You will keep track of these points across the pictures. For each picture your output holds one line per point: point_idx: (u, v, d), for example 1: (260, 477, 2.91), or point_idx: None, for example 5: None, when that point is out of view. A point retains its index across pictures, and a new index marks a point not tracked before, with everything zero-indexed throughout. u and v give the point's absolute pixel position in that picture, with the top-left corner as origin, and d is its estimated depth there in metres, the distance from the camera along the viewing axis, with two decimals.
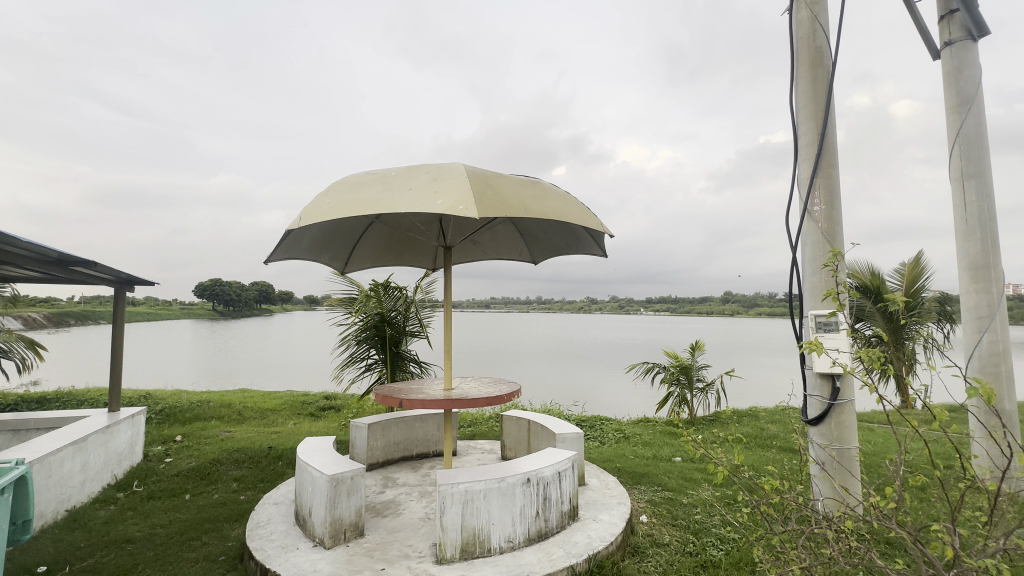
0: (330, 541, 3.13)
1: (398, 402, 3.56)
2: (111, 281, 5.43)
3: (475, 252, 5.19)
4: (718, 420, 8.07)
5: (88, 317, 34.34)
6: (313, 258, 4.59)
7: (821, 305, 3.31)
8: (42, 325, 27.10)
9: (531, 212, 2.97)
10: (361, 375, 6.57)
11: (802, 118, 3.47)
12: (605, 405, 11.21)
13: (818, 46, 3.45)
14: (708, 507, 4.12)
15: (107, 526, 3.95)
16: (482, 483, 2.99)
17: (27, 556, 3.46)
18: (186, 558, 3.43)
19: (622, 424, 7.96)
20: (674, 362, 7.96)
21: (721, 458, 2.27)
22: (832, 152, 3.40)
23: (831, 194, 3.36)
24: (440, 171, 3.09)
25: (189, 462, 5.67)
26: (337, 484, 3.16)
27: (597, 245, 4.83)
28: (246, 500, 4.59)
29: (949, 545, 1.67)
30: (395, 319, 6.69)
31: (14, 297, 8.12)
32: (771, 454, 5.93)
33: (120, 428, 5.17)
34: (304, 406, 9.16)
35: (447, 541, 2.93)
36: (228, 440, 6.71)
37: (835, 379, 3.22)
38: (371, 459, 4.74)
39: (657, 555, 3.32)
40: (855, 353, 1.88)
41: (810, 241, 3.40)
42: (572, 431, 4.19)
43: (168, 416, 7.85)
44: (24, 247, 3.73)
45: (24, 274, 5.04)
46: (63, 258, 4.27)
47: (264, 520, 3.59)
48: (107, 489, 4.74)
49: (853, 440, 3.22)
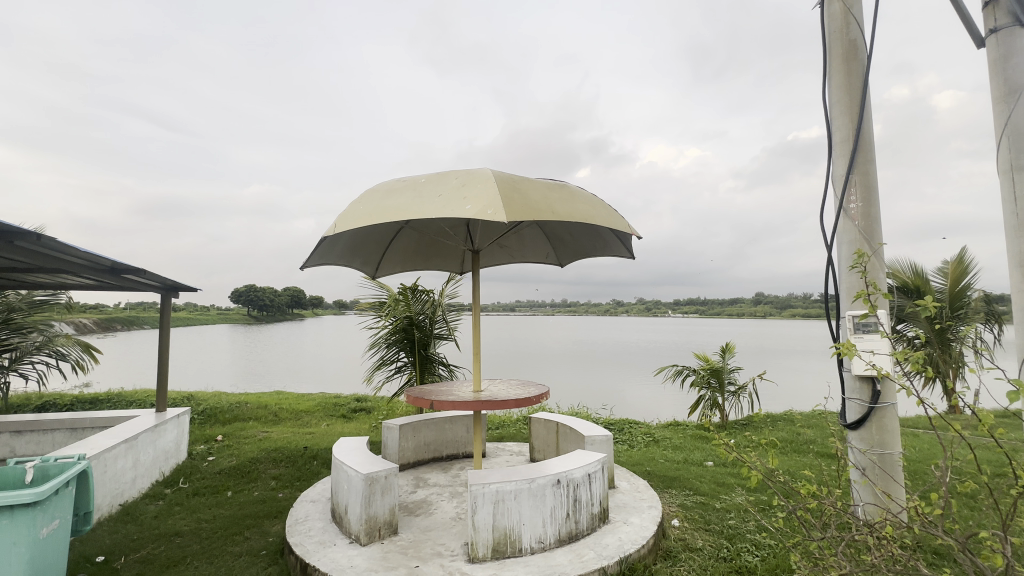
0: (366, 538, 3.22)
1: (430, 402, 3.66)
2: (159, 288, 5.75)
3: (502, 255, 5.24)
4: (750, 425, 7.89)
5: (133, 323, 36.01)
6: (346, 264, 4.76)
7: (857, 306, 3.22)
8: (92, 331, 28.73)
9: (559, 215, 3.02)
10: (391, 377, 6.71)
11: (836, 113, 3.38)
12: (633, 409, 11.12)
13: (852, 39, 3.37)
14: (742, 512, 4.05)
15: (157, 520, 4.17)
16: (513, 484, 3.02)
17: (86, 546, 3.68)
18: (230, 552, 3.59)
19: (649, 428, 7.85)
20: (704, 365, 7.80)
21: (755, 462, 2.25)
22: (867, 148, 3.31)
23: (868, 191, 3.27)
24: (468, 177, 3.16)
25: (231, 461, 5.92)
26: (372, 483, 3.25)
27: (624, 247, 4.79)
28: (284, 498, 4.76)
29: (1001, 554, 1.60)
30: (423, 322, 6.83)
31: (69, 304, 8.62)
32: (807, 460, 5.75)
33: (167, 427, 5.45)
34: (337, 408, 9.41)
35: (479, 541, 2.97)
36: (266, 440, 6.97)
37: (875, 382, 3.12)
38: (402, 459, 4.85)
39: (690, 559, 3.28)
40: (892, 355, 1.83)
41: (845, 239, 3.31)
42: (601, 433, 4.20)
43: (209, 416, 8.20)
44: (81, 255, 3.98)
45: (81, 281, 5.38)
46: (115, 266, 4.53)
47: (302, 516, 3.72)
48: (155, 485, 5.01)
49: (896, 446, 3.11)
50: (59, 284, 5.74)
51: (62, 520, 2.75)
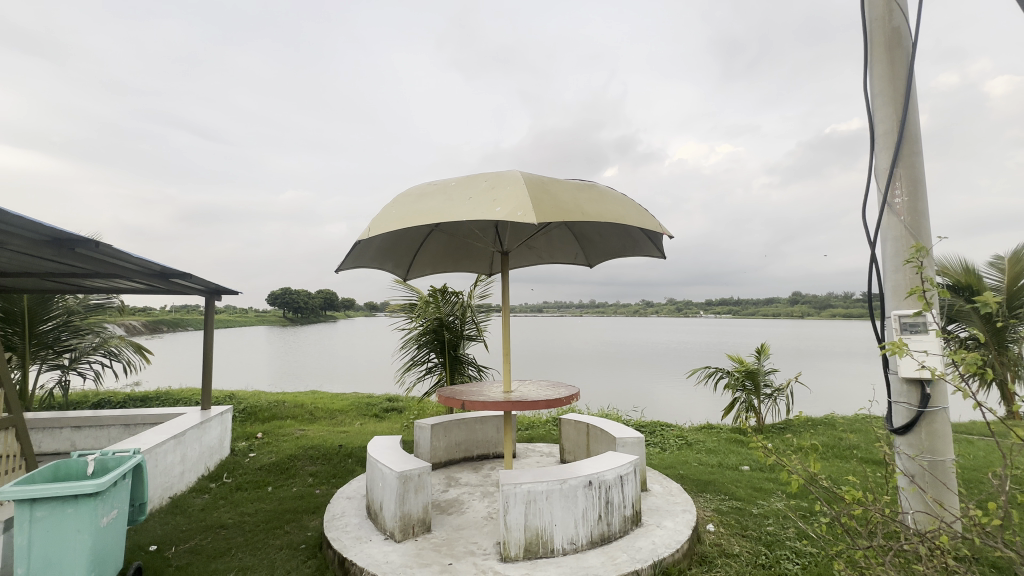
0: (400, 535, 3.29)
1: (461, 402, 3.70)
2: (203, 291, 6.03)
3: (531, 256, 5.26)
4: (789, 429, 7.62)
5: (178, 325, 37.75)
6: (378, 266, 4.87)
7: (904, 305, 3.08)
8: (141, 333, 30.30)
9: (588, 216, 3.01)
10: (422, 378, 6.81)
11: (879, 105, 3.24)
12: (665, 411, 10.92)
13: (895, 26, 3.22)
14: (782, 518, 3.93)
15: (204, 513, 4.37)
16: (544, 485, 3.02)
17: (140, 535, 3.90)
18: (271, 544, 3.73)
19: (682, 430, 7.70)
20: (739, 367, 7.59)
21: (796, 466, 2.20)
22: (913, 140, 3.16)
23: (914, 185, 3.12)
24: (497, 179, 3.18)
25: (271, 457, 6.15)
26: (406, 481, 3.31)
27: (655, 246, 4.72)
28: (321, 494, 4.90)
29: None
30: (453, 324, 6.91)
31: (121, 307, 9.14)
32: (851, 465, 5.52)
33: (211, 424, 5.71)
34: (369, 408, 9.62)
35: (511, 541, 2.99)
36: (303, 438, 7.20)
37: (925, 385, 2.97)
38: (434, 458, 4.92)
39: (726, 565, 3.20)
40: (945, 356, 1.75)
41: (891, 235, 3.16)
42: (633, 435, 4.16)
43: (249, 414, 8.53)
44: (134, 261, 4.22)
45: (132, 285, 5.69)
46: (164, 270, 4.78)
47: (339, 512, 3.83)
48: (202, 479, 5.26)
49: (948, 452, 2.95)
50: (113, 289, 6.09)
51: (120, 510, 2.92)
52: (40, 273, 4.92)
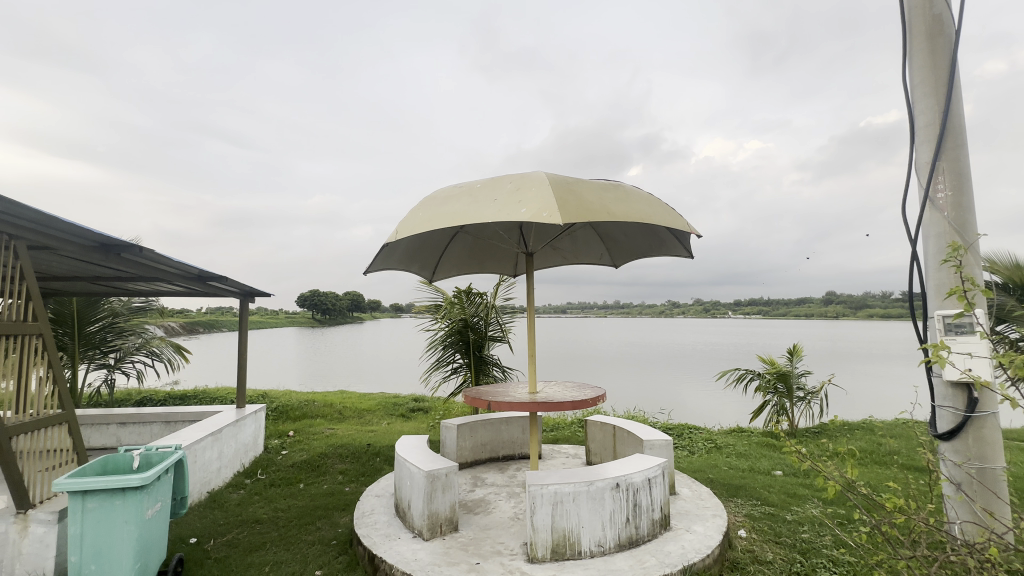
0: (428, 533, 3.34)
1: (487, 403, 3.72)
2: (238, 293, 6.25)
3: (555, 257, 5.25)
4: (824, 433, 7.37)
5: (213, 326, 39.17)
6: (405, 268, 4.95)
7: (948, 305, 2.94)
8: (179, 334, 31.57)
9: (614, 216, 2.99)
10: (448, 379, 6.87)
11: (919, 97, 3.11)
12: (693, 414, 10.72)
13: (936, 14, 3.09)
14: (817, 525, 3.81)
15: (240, 508, 4.52)
16: (571, 486, 3.01)
17: (181, 527, 4.06)
18: (304, 540, 3.83)
19: (711, 433, 7.53)
20: (770, 369, 7.38)
21: (832, 472, 2.13)
22: (956, 132, 3.02)
23: (958, 180, 2.98)
24: (522, 181, 3.19)
25: (302, 455, 6.31)
26: (433, 480, 3.35)
27: (682, 246, 4.64)
28: (350, 492, 5.01)
29: None
30: (477, 325, 6.95)
31: (161, 309, 9.55)
32: (892, 472, 5.30)
33: (246, 422, 5.90)
34: (396, 408, 9.77)
35: (538, 542, 2.99)
36: (333, 436, 7.37)
37: (971, 389, 2.83)
38: (460, 458, 4.96)
39: (760, 572, 3.13)
40: (993, 359, 1.67)
41: (932, 232, 3.03)
42: (660, 437, 4.10)
43: (281, 413, 8.79)
44: (173, 265, 4.41)
45: (172, 288, 5.95)
46: (201, 274, 4.97)
47: (368, 509, 3.90)
48: (237, 475, 5.44)
49: (998, 459, 2.80)
50: (154, 292, 6.38)
51: (163, 503, 3.06)
52: (88, 277, 5.20)
